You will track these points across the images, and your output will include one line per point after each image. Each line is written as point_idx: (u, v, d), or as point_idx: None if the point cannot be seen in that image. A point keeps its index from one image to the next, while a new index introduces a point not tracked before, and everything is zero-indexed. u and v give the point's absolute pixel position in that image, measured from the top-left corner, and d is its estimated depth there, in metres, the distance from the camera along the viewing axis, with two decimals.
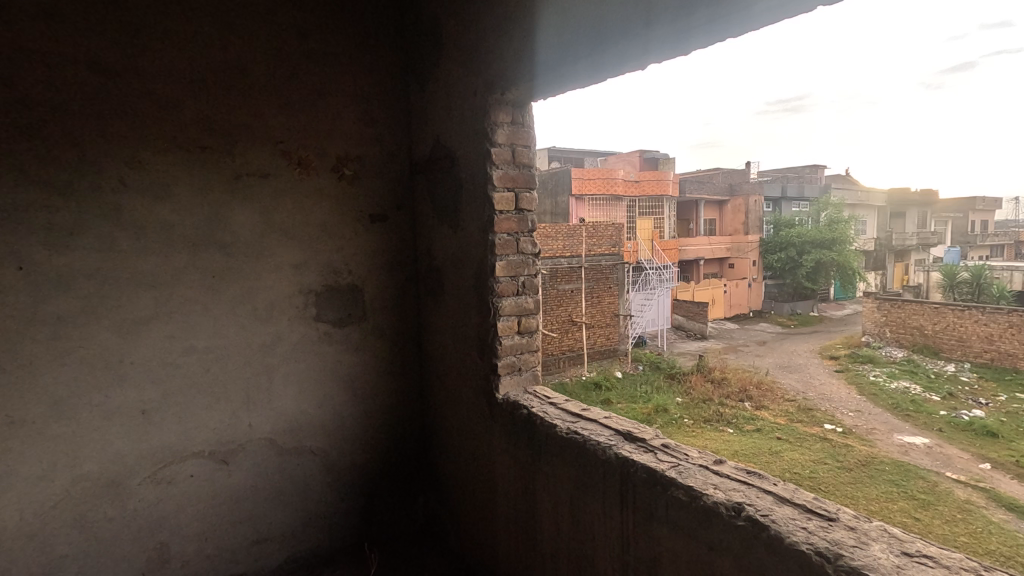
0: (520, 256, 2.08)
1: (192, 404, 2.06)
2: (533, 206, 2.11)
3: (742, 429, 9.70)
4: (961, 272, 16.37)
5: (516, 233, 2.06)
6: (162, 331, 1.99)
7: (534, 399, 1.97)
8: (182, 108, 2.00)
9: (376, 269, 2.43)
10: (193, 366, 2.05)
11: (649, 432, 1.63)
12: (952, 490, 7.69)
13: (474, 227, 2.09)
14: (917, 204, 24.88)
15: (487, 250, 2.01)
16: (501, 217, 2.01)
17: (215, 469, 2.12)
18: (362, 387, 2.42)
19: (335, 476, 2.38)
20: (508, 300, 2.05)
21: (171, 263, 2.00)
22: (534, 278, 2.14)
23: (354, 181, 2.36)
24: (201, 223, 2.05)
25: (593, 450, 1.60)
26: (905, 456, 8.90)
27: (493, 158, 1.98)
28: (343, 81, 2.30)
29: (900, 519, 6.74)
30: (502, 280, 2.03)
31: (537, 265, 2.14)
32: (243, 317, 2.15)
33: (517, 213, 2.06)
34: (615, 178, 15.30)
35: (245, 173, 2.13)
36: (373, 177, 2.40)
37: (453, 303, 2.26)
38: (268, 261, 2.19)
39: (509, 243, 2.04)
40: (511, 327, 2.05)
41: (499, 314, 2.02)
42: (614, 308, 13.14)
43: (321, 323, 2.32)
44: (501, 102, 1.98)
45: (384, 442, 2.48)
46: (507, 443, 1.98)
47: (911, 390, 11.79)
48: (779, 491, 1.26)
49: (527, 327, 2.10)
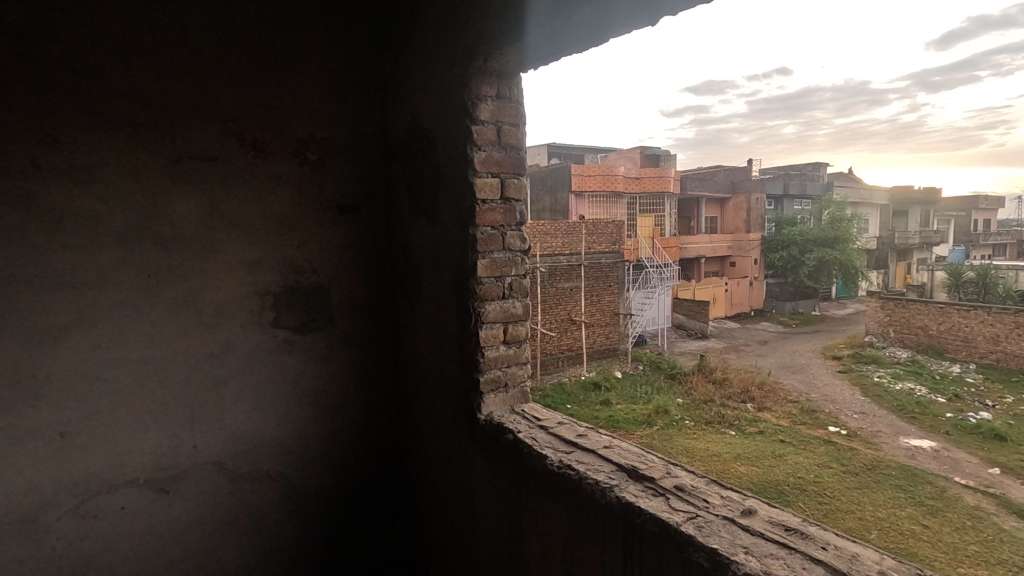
0: (507, 253, 1.79)
1: (124, 424, 1.77)
2: (521, 195, 1.82)
3: (744, 431, 9.42)
4: (966, 271, 16.06)
5: (502, 226, 1.76)
6: (86, 341, 1.70)
7: (522, 421, 1.68)
8: (111, 79, 1.70)
9: (345, 268, 2.14)
10: (125, 381, 1.76)
11: (659, 469, 1.34)
12: (961, 495, 7.43)
13: (453, 221, 1.79)
14: (920, 203, 24.55)
15: (468, 246, 1.71)
16: (486, 206, 1.71)
17: (152, 500, 1.83)
18: (328, 403, 2.13)
19: (296, 503, 2.09)
20: (493, 304, 1.75)
21: (95, 260, 1.70)
22: (523, 279, 1.85)
23: (319, 165, 2.07)
24: (133, 213, 1.75)
25: (589, 490, 1.31)
26: (911, 460, 8.61)
27: (475, 137, 1.68)
28: (306, 51, 2.00)
29: (908, 526, 6.47)
30: (486, 281, 1.73)
31: (526, 264, 1.86)
32: (186, 324, 1.85)
33: (503, 203, 1.77)
34: (615, 175, 14.99)
35: (189, 155, 1.83)
36: (341, 163, 2.11)
37: (431, 308, 1.96)
38: (216, 257, 1.90)
39: (495, 238, 1.74)
40: (496, 335, 1.76)
41: (483, 321, 1.72)
42: (613, 307, 12.84)
43: (279, 329, 2.02)
44: (484, 72, 1.68)
45: (353, 463, 2.19)
46: (489, 472, 1.69)
47: (916, 391, 11.52)
48: (832, 560, 0.97)
49: (515, 336, 1.81)
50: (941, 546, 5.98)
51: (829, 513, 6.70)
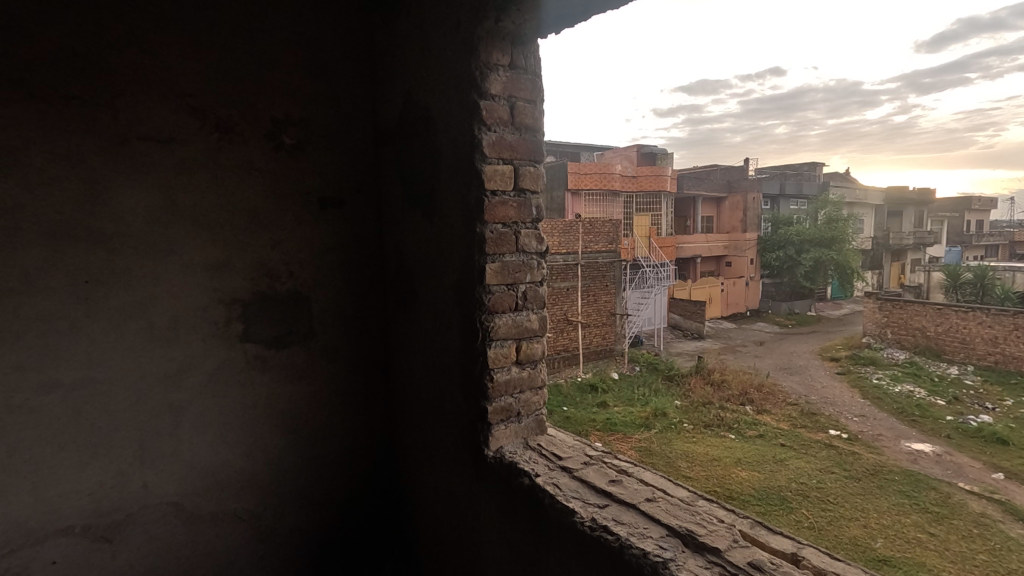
0: (521, 256, 1.49)
1: (56, 462, 1.46)
2: (537, 186, 1.53)
3: (744, 434, 9.16)
4: (964, 272, 15.91)
5: (515, 223, 1.47)
6: (7, 361, 1.39)
7: (539, 461, 1.39)
8: (35, 40, 1.39)
9: (329, 271, 1.84)
10: (57, 409, 1.45)
11: (721, 536, 1.05)
12: (967, 502, 7.24)
13: (457, 216, 1.49)
14: (913, 204, 24.41)
15: (474, 248, 1.41)
16: (497, 198, 1.42)
17: (94, 550, 1.52)
18: (308, 428, 1.82)
19: (270, 545, 1.78)
20: (504, 317, 1.45)
21: (19, 261, 1.39)
22: (538, 286, 1.55)
23: (297, 150, 1.76)
24: (69, 207, 1.44)
25: (634, 563, 1.01)
26: (914, 466, 8.39)
27: (484, 116, 1.38)
28: (281, 16, 1.70)
29: (913, 534, 6.24)
30: (496, 289, 1.44)
31: (542, 269, 1.56)
32: (132, 338, 1.54)
33: (516, 195, 1.47)
34: (612, 173, 14.68)
35: (136, 136, 1.52)
36: (323, 150, 1.80)
37: (428, 321, 1.66)
38: (170, 258, 1.58)
39: (506, 237, 1.45)
40: (508, 355, 1.46)
41: (493, 340, 1.43)
42: (610, 307, 12.58)
43: (247, 342, 1.71)
44: (496, 35, 1.38)
45: (338, 497, 1.89)
46: (500, 520, 1.40)
47: (915, 393, 11.31)
48: None
49: (529, 355, 1.52)
50: (948, 555, 5.76)
51: (833, 520, 6.46)
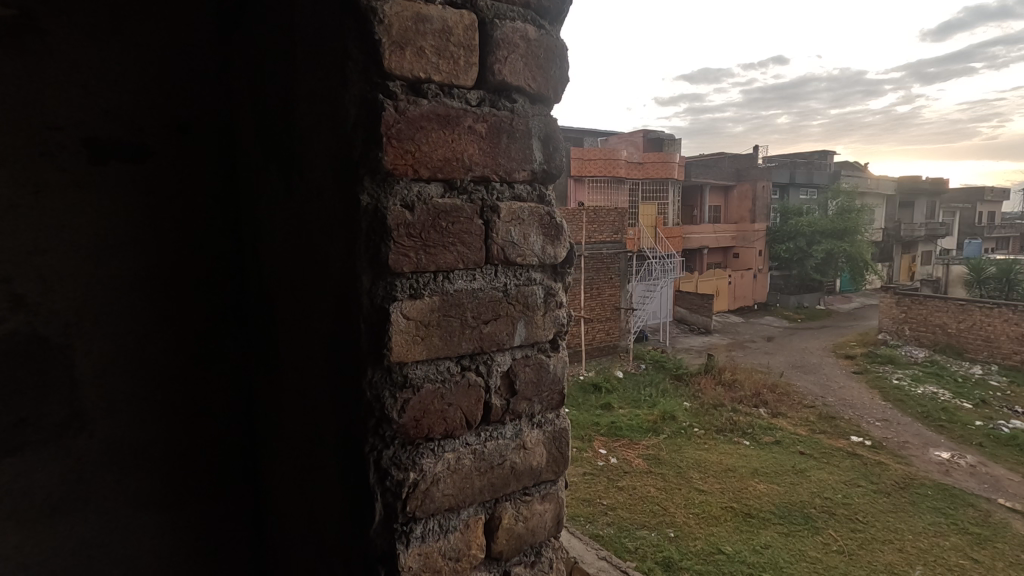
0: (500, 278, 0.56)
1: None
2: (539, 87, 0.58)
3: (760, 441, 8.21)
4: (987, 266, 14.84)
5: (479, 180, 0.54)
6: None
7: None
8: None
9: (127, 297, 0.87)
10: None
11: None
12: (1009, 522, 6.35)
13: (328, 169, 0.55)
14: (926, 194, 23.19)
15: (369, 263, 0.49)
16: (432, 105, 0.51)
17: None
18: None
19: None
20: (455, 446, 0.53)
21: None
22: (540, 354, 0.59)
23: (25, 30, 0.77)
24: None
25: None
26: (947, 478, 7.45)
27: None
28: None
29: (954, 560, 5.35)
30: (428, 373, 0.52)
31: (554, 311, 0.60)
32: None
33: (487, 109, 0.54)
34: (617, 160, 13.65)
35: None
36: (98, 38, 0.82)
37: (294, 417, 0.71)
38: None
39: (461, 220, 0.53)
40: (462, 544, 0.54)
41: (424, 513, 0.51)
42: (613, 302, 11.68)
43: None
44: None
45: None
46: None
47: (939, 395, 10.31)
48: None
49: (526, 537, 0.58)
50: None
51: (865, 543, 5.55)
